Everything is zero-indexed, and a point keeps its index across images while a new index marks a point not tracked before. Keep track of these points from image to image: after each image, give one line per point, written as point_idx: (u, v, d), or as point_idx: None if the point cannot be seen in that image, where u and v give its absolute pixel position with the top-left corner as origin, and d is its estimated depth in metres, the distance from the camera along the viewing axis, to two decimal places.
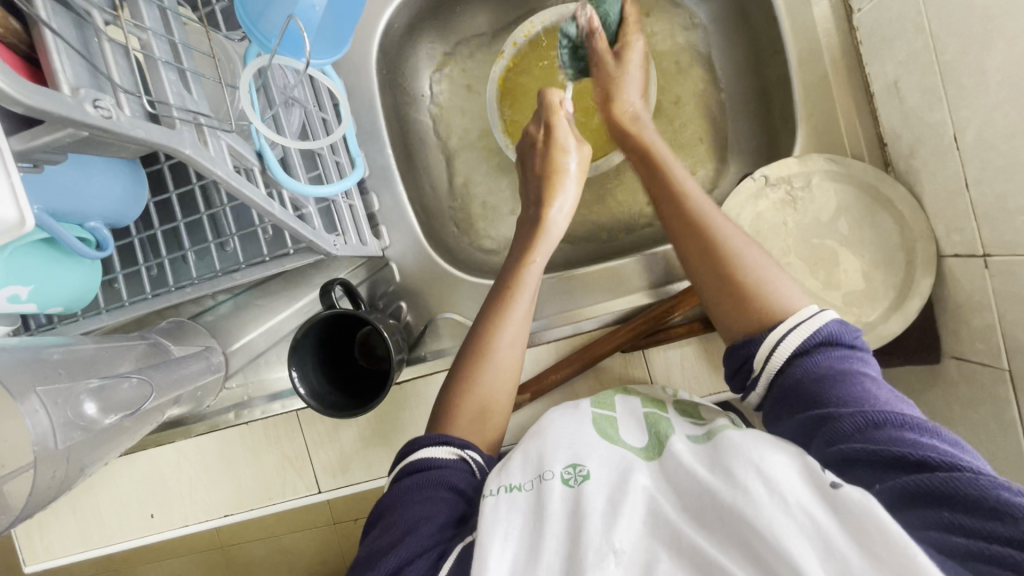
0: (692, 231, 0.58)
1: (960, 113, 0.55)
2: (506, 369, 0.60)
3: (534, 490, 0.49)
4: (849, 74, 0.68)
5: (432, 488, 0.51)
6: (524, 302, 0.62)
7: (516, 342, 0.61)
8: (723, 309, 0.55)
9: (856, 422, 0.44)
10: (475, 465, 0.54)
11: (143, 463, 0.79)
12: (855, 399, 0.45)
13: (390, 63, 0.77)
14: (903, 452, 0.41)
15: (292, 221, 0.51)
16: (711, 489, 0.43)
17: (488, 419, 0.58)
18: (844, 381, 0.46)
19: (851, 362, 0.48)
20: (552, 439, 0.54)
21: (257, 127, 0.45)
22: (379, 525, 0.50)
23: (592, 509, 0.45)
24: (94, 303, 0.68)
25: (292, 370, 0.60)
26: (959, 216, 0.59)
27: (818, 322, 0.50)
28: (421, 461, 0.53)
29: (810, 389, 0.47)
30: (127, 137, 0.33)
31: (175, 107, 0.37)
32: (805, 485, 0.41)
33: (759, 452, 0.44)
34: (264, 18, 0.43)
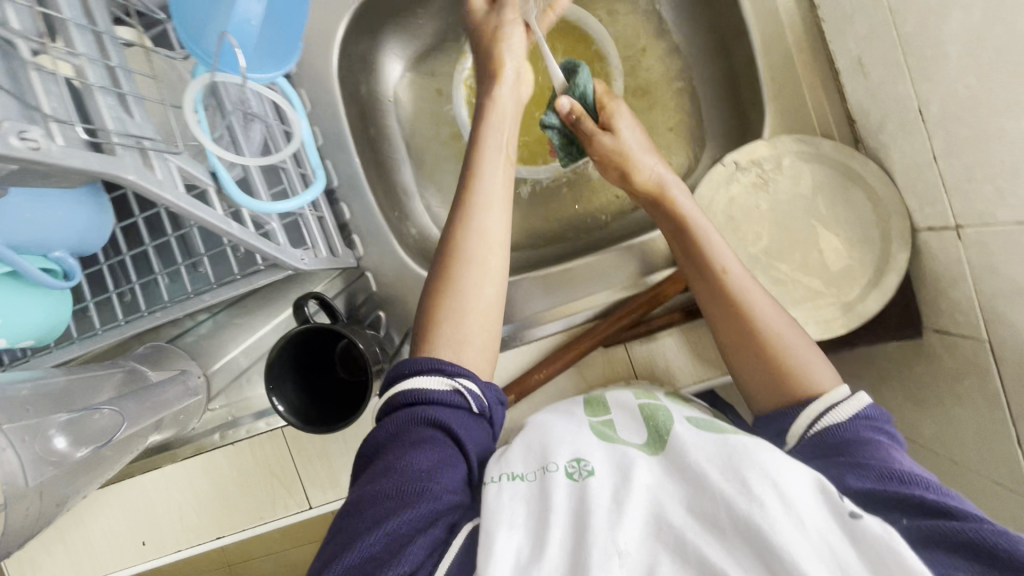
0: (727, 293, 0.58)
1: (923, 86, 0.55)
2: (490, 299, 0.58)
3: (536, 480, 0.49)
4: (814, 52, 0.68)
5: (430, 431, 0.50)
6: (489, 200, 0.61)
7: (494, 259, 0.59)
8: (756, 381, 0.55)
9: (890, 470, 0.43)
10: (471, 398, 0.53)
11: (130, 491, 0.78)
12: (885, 451, 0.45)
13: (353, 70, 0.76)
14: (932, 499, 0.41)
15: (254, 239, 0.50)
16: (726, 497, 0.43)
17: (473, 335, 0.57)
18: (871, 435, 0.47)
19: (882, 423, 0.48)
20: (555, 433, 0.54)
21: (207, 146, 0.44)
22: (374, 477, 0.48)
23: (596, 507, 0.44)
24: (66, 333, 0.67)
25: (268, 387, 0.59)
26: (930, 190, 0.58)
27: (855, 401, 0.49)
28: (420, 400, 0.52)
29: (837, 436, 0.48)
30: (62, 167, 0.32)
31: (115, 132, 0.36)
32: (823, 509, 0.41)
33: (777, 468, 0.44)
34: (204, 38, 0.42)
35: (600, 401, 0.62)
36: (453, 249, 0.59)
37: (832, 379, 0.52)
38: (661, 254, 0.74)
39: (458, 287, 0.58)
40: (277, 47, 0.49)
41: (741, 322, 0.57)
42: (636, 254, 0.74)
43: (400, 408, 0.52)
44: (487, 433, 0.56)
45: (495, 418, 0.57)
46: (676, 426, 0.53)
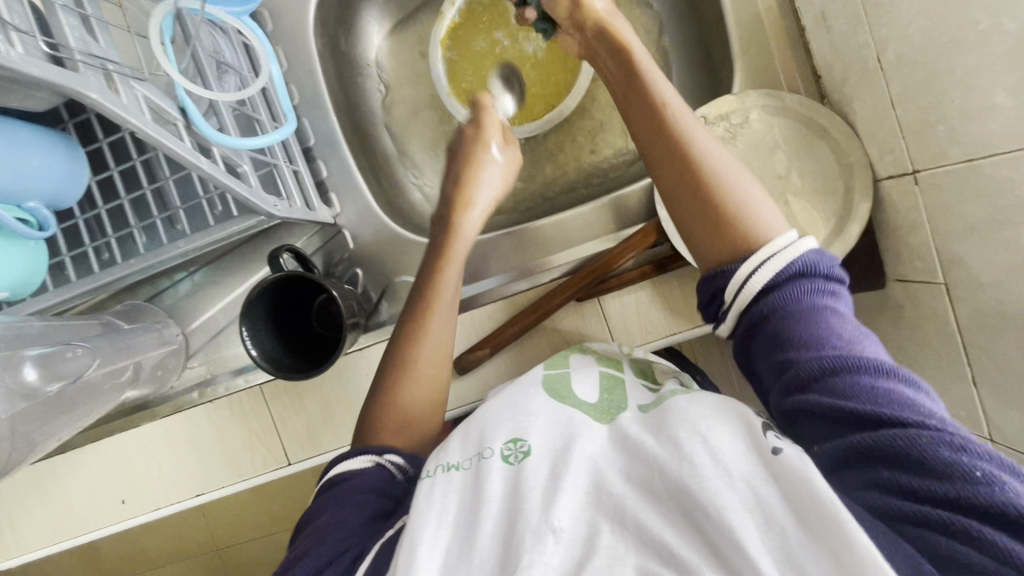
0: (672, 154, 0.55)
1: (880, 33, 0.56)
2: (436, 355, 0.61)
3: (471, 469, 0.49)
4: (781, 10, 0.69)
5: (358, 476, 0.53)
6: (449, 296, 0.63)
7: (444, 329, 0.62)
8: (697, 234, 0.52)
9: (820, 372, 0.42)
10: (395, 468, 0.55)
11: (110, 450, 0.79)
12: (823, 343, 0.43)
13: (330, 31, 0.77)
14: (863, 406, 0.39)
15: (224, 177, 0.51)
16: (660, 461, 0.44)
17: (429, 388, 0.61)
18: (811, 320, 0.44)
19: (824, 298, 0.45)
20: (495, 413, 0.54)
21: (173, 77, 0.44)
22: (305, 526, 0.51)
23: (533, 484, 0.46)
24: (43, 286, 0.68)
25: (243, 332, 0.59)
26: (888, 137, 0.60)
27: (794, 248, 0.47)
28: (342, 474, 0.54)
29: (780, 329, 0.44)
30: (23, 76, 0.33)
31: (77, 51, 0.37)
32: (750, 454, 0.42)
33: (706, 422, 0.45)
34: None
35: (563, 358, 0.65)
36: (414, 326, 0.62)
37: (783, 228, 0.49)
38: (635, 211, 0.76)
39: (411, 347, 0.61)
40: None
41: (685, 180, 0.53)
42: (610, 211, 0.76)
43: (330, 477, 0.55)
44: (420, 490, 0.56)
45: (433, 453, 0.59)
46: (627, 407, 0.54)
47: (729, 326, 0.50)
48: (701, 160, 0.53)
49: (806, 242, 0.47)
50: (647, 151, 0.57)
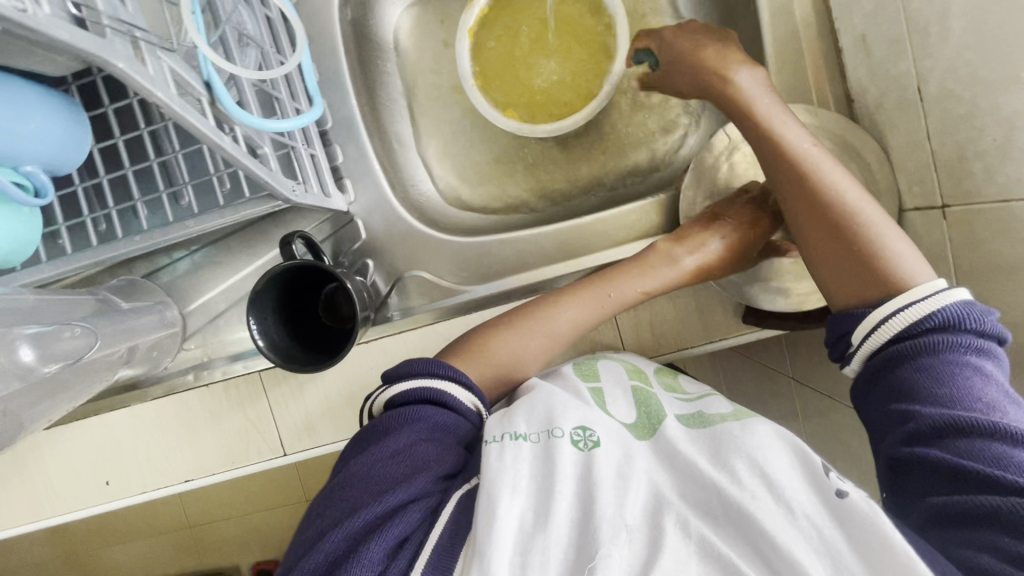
0: (813, 193, 0.58)
1: (925, 63, 0.56)
2: (510, 356, 0.63)
3: (540, 443, 0.51)
4: (819, 28, 0.68)
5: (437, 432, 0.54)
6: (553, 338, 0.64)
7: (551, 322, 0.64)
8: (833, 278, 0.56)
9: (948, 426, 0.45)
10: (476, 424, 0.58)
11: (96, 429, 0.76)
12: (960, 399, 0.46)
13: (354, 11, 0.74)
14: (987, 469, 0.43)
15: (245, 158, 0.48)
16: (718, 484, 0.47)
17: (501, 374, 0.62)
18: (951, 378, 0.47)
19: (968, 357, 0.47)
20: (560, 399, 0.56)
21: (202, 48, 0.42)
22: (374, 454, 0.51)
23: (603, 476, 0.49)
24: (36, 256, 0.64)
25: (250, 321, 0.57)
26: (920, 168, 0.60)
27: (947, 297, 0.49)
28: (429, 396, 0.55)
29: (915, 377, 0.48)
30: (49, 39, 0.30)
31: (105, 14, 0.34)
32: (811, 487, 0.46)
33: (763, 451, 0.48)
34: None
35: (589, 366, 0.65)
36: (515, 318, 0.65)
37: (928, 276, 0.52)
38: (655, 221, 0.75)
39: (502, 336, 0.63)
40: None
41: (840, 224, 0.56)
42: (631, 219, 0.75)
43: (400, 406, 0.55)
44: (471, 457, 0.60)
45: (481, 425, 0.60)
46: (667, 418, 0.57)
47: (856, 365, 0.53)
48: (834, 198, 0.57)
49: (957, 297, 0.49)
50: (789, 194, 0.60)
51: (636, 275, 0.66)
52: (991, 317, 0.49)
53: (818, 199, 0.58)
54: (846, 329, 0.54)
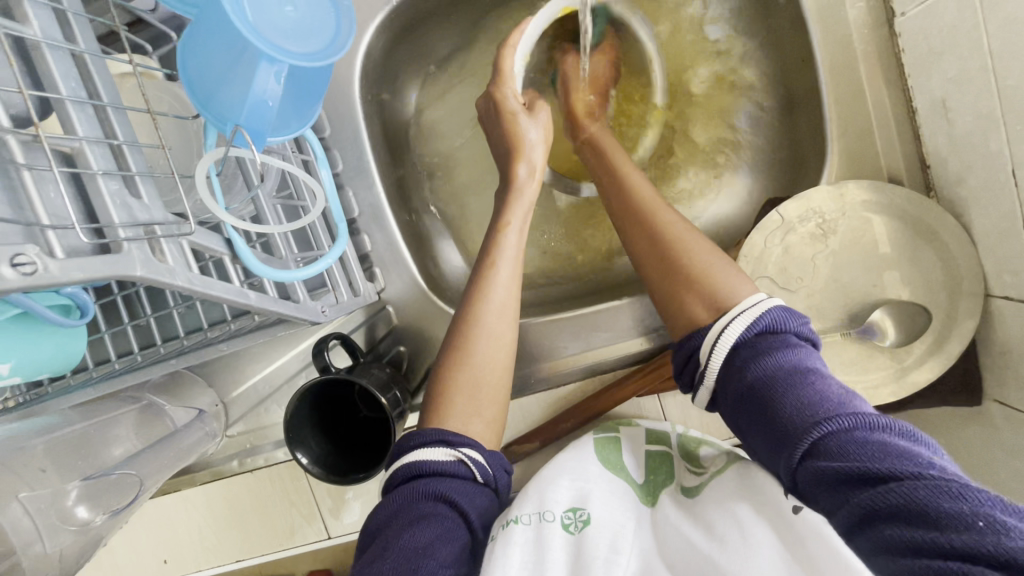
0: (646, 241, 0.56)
1: (1021, 148, 0.48)
2: (496, 356, 0.53)
3: (532, 526, 0.48)
4: (889, 86, 0.61)
5: (429, 503, 0.44)
6: (497, 320, 0.54)
7: (506, 309, 0.54)
8: (667, 296, 0.53)
9: (809, 433, 0.39)
10: (472, 463, 0.48)
11: (151, 512, 0.78)
12: (811, 401, 0.40)
13: (379, 88, 0.71)
14: (863, 465, 0.36)
15: (270, 306, 0.46)
16: (696, 544, 0.45)
17: (483, 391, 0.52)
18: (796, 382, 0.42)
19: (797, 356, 0.44)
20: (551, 480, 0.55)
21: (223, 219, 0.39)
22: (370, 553, 0.43)
23: (594, 557, 0.46)
24: (82, 364, 0.65)
25: (289, 444, 0.58)
26: (1013, 258, 0.53)
27: (762, 306, 0.47)
28: (416, 465, 0.47)
29: (763, 388, 0.43)
30: (62, 282, 0.29)
31: (120, 225, 0.33)
32: (772, 522, 0.42)
33: (737, 501, 0.46)
34: (220, 94, 0.34)
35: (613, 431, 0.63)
36: (467, 313, 0.54)
37: (748, 288, 0.50)
38: None
39: (473, 340, 0.53)
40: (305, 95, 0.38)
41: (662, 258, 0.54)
42: None
43: (401, 484, 0.47)
44: (491, 499, 0.50)
45: (501, 486, 0.51)
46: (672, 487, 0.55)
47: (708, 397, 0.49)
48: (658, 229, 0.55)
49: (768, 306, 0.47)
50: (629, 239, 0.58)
51: (515, 207, 0.59)
52: (807, 324, 0.47)
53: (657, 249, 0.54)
54: (695, 351, 0.49)
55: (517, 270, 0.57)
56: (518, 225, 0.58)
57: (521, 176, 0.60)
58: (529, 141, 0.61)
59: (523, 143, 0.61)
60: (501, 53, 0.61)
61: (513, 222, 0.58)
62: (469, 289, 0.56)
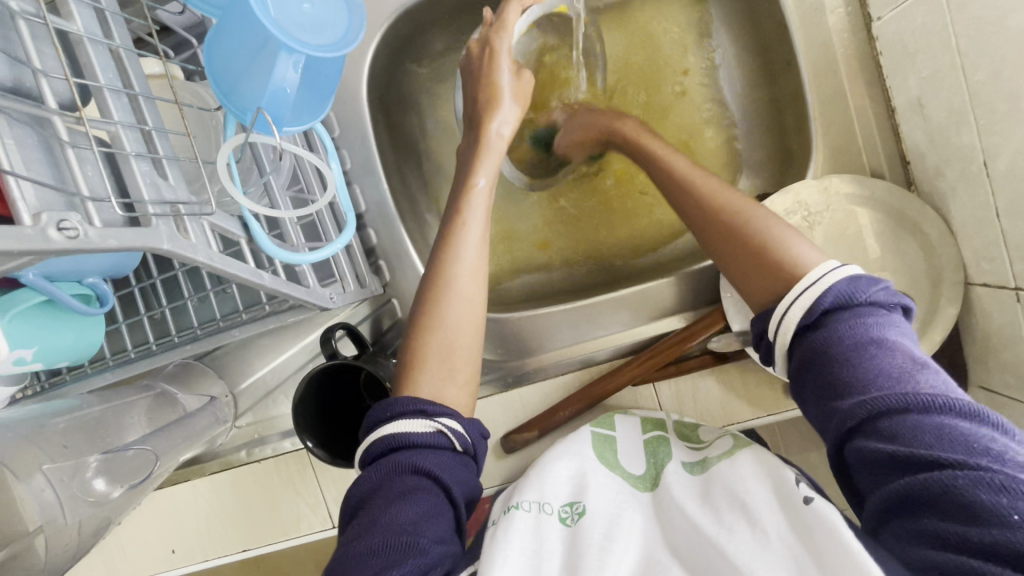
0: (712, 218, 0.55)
1: (992, 139, 0.51)
2: (466, 321, 0.55)
3: (530, 513, 0.53)
4: (869, 86, 0.64)
5: (414, 477, 0.46)
6: (467, 284, 0.56)
7: (476, 274, 0.56)
8: (748, 274, 0.50)
9: (863, 410, 0.40)
10: (451, 434, 0.50)
11: (161, 502, 0.80)
12: (871, 378, 0.41)
13: (384, 92, 0.75)
14: (916, 449, 0.37)
15: (281, 287, 0.49)
16: (700, 524, 0.49)
17: (455, 355, 0.54)
18: (859, 359, 0.41)
19: (866, 330, 0.43)
20: (550, 471, 0.58)
21: (240, 203, 0.43)
22: (356, 523, 0.45)
23: (587, 544, 0.49)
24: (99, 354, 0.68)
25: (296, 426, 0.60)
26: (990, 245, 0.55)
27: (838, 275, 0.45)
28: (392, 439, 0.48)
29: (823, 362, 0.43)
30: (100, 249, 0.32)
31: (150, 202, 0.36)
32: (784, 513, 0.46)
33: (745, 489, 0.51)
34: (241, 86, 0.38)
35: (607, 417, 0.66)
36: (438, 275, 0.56)
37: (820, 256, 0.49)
38: (696, 290, 0.72)
39: (444, 304, 0.55)
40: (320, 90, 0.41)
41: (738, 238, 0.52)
42: (673, 290, 0.72)
43: (382, 458, 0.48)
44: (472, 469, 0.51)
45: (480, 452, 0.53)
46: (669, 465, 0.58)
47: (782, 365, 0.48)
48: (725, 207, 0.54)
49: (845, 273, 0.45)
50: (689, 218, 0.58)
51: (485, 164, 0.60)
52: (886, 288, 0.45)
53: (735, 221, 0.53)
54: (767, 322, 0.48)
55: (485, 228, 0.58)
56: (485, 182, 0.59)
57: (493, 134, 0.61)
58: (506, 111, 0.62)
59: (497, 102, 0.61)
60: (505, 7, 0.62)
61: (480, 180, 0.59)
62: (438, 254, 0.57)
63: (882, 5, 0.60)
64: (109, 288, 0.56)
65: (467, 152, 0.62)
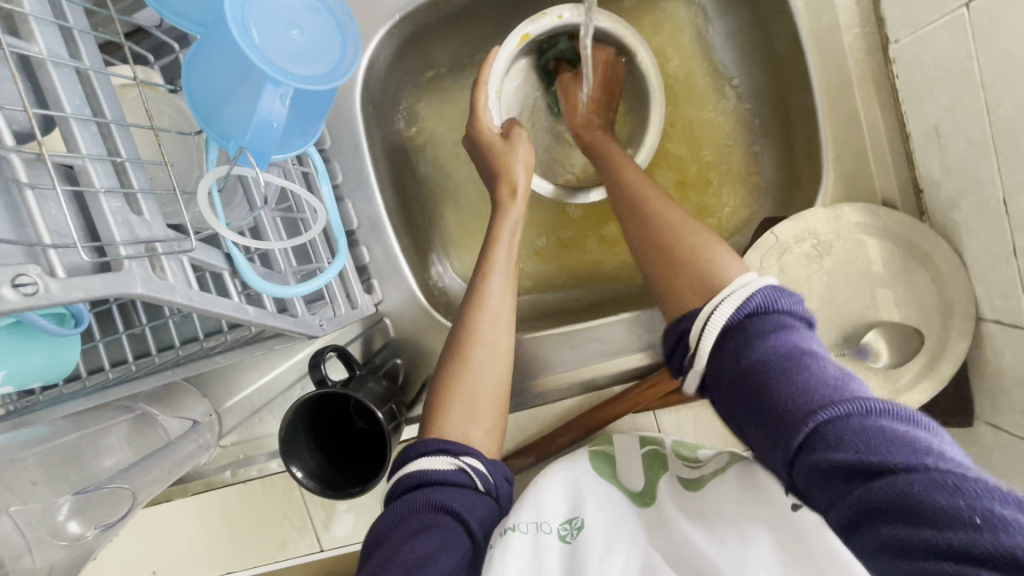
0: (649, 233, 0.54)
1: (1013, 176, 0.49)
2: (494, 376, 0.53)
3: (529, 534, 0.48)
4: (883, 110, 0.62)
5: (433, 513, 0.44)
6: (495, 330, 0.54)
7: (500, 322, 0.55)
8: (671, 284, 0.50)
9: (813, 421, 0.37)
10: (474, 473, 0.48)
11: (141, 523, 0.77)
12: (802, 390, 0.39)
13: (379, 100, 0.71)
14: (862, 455, 0.34)
15: (268, 320, 0.46)
16: (693, 542, 0.46)
17: (479, 402, 0.52)
18: (789, 372, 0.40)
19: (791, 341, 0.42)
20: (544, 486, 0.55)
21: (223, 236, 0.39)
22: (371, 560, 0.43)
23: (585, 563, 0.46)
24: (75, 373, 0.64)
25: (285, 458, 0.57)
26: (1004, 283, 0.53)
27: (751, 288, 0.45)
28: (417, 474, 0.47)
29: (758, 376, 0.41)
30: (63, 303, 0.29)
31: (121, 243, 0.33)
32: (773, 518, 0.44)
33: (731, 497, 0.49)
34: (224, 111, 0.34)
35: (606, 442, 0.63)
36: (463, 322, 0.55)
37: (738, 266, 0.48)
38: None
39: (471, 350, 0.53)
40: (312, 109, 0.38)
41: (667, 247, 0.52)
42: None
43: (404, 493, 0.47)
44: (493, 509, 0.49)
45: (502, 496, 0.51)
46: (667, 481, 0.56)
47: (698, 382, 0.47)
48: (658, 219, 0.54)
49: (756, 284, 0.45)
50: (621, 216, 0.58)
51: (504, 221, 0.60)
52: (801, 302, 0.45)
53: (655, 224, 0.54)
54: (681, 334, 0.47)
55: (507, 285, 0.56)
56: (507, 244, 0.58)
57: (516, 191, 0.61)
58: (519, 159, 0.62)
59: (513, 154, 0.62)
60: (474, 91, 0.64)
61: (503, 234, 0.59)
62: (465, 301, 0.56)
63: (901, 27, 0.58)
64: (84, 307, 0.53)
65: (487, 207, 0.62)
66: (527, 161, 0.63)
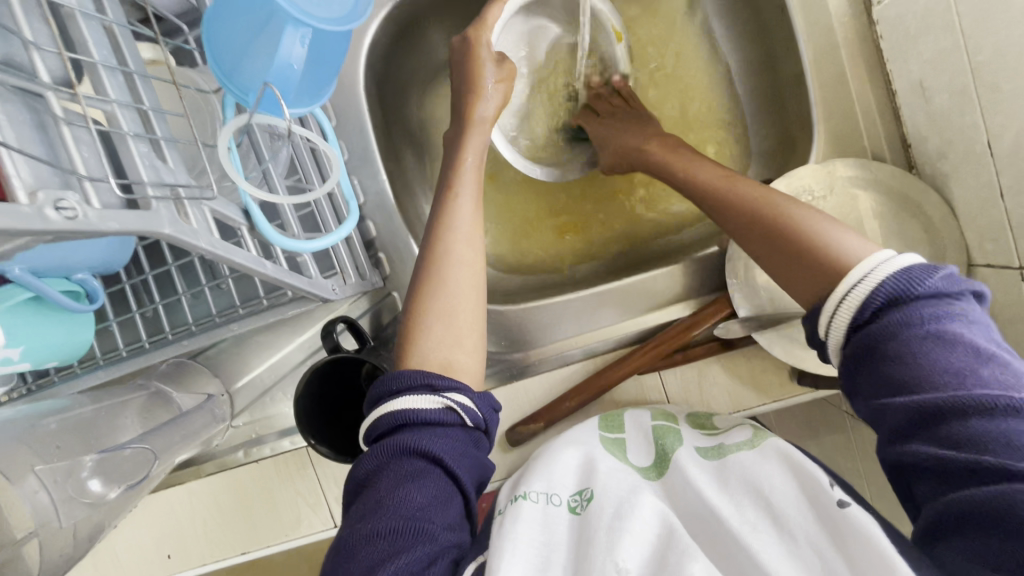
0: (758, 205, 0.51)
1: (995, 119, 0.51)
2: (468, 284, 0.54)
3: (538, 504, 0.50)
4: (869, 70, 0.64)
5: (419, 461, 0.44)
6: (469, 233, 0.56)
7: (473, 239, 0.56)
8: (802, 278, 0.47)
9: (922, 404, 0.37)
10: (461, 411, 0.47)
11: (156, 506, 0.78)
12: (930, 374, 0.37)
13: (380, 81, 0.73)
14: (977, 457, 0.35)
15: (283, 277, 0.48)
16: (718, 513, 0.48)
17: (460, 316, 0.53)
18: (915, 353, 0.38)
19: (929, 322, 0.38)
20: (550, 463, 0.55)
21: (241, 186, 0.41)
22: (359, 506, 0.43)
23: (597, 530, 0.46)
24: (90, 354, 0.65)
25: (298, 426, 0.59)
26: (993, 226, 0.55)
27: (887, 268, 0.41)
28: (400, 415, 0.46)
29: (882, 353, 0.39)
30: (99, 233, 0.30)
31: (149, 184, 0.34)
32: (817, 515, 0.46)
33: (764, 478, 0.50)
34: (244, 64, 0.36)
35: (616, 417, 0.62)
36: (434, 241, 0.56)
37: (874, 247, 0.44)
38: (700, 278, 0.71)
39: (445, 267, 0.54)
40: (322, 60, 0.39)
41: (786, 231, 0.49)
42: (676, 277, 0.71)
43: (386, 435, 0.46)
44: (482, 445, 0.50)
45: (491, 427, 0.51)
46: (679, 450, 0.55)
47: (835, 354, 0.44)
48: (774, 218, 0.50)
49: (897, 265, 0.41)
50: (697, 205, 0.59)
51: (484, 102, 0.64)
52: (947, 273, 0.40)
53: (768, 216, 0.51)
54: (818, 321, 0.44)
55: (476, 203, 0.59)
56: (473, 159, 0.61)
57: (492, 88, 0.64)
58: (489, 97, 0.64)
59: (481, 85, 0.64)
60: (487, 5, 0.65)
61: (468, 158, 0.61)
62: (435, 220, 0.57)
63: None
64: (98, 285, 0.54)
65: (455, 132, 0.64)
66: (495, 66, 0.65)
